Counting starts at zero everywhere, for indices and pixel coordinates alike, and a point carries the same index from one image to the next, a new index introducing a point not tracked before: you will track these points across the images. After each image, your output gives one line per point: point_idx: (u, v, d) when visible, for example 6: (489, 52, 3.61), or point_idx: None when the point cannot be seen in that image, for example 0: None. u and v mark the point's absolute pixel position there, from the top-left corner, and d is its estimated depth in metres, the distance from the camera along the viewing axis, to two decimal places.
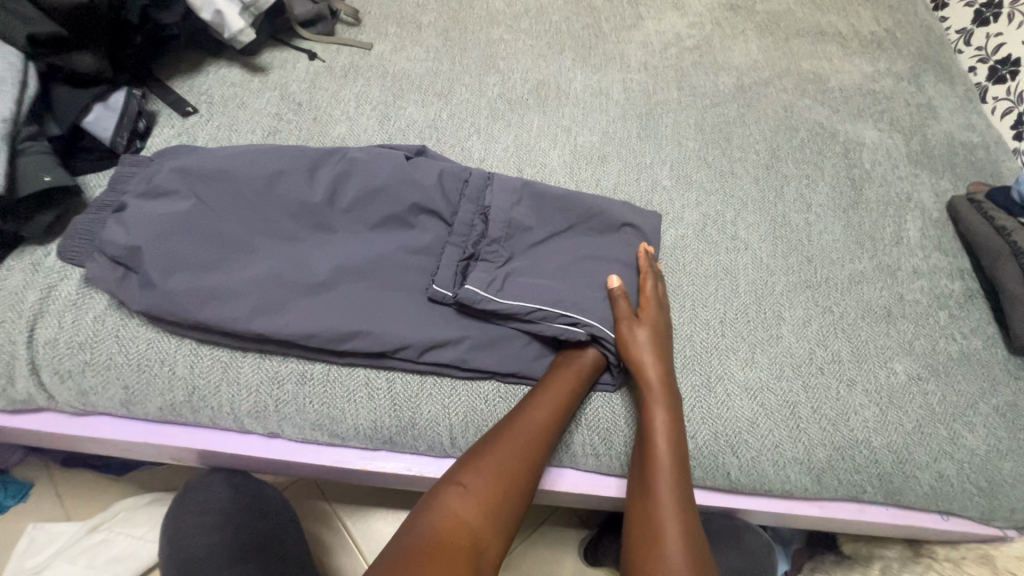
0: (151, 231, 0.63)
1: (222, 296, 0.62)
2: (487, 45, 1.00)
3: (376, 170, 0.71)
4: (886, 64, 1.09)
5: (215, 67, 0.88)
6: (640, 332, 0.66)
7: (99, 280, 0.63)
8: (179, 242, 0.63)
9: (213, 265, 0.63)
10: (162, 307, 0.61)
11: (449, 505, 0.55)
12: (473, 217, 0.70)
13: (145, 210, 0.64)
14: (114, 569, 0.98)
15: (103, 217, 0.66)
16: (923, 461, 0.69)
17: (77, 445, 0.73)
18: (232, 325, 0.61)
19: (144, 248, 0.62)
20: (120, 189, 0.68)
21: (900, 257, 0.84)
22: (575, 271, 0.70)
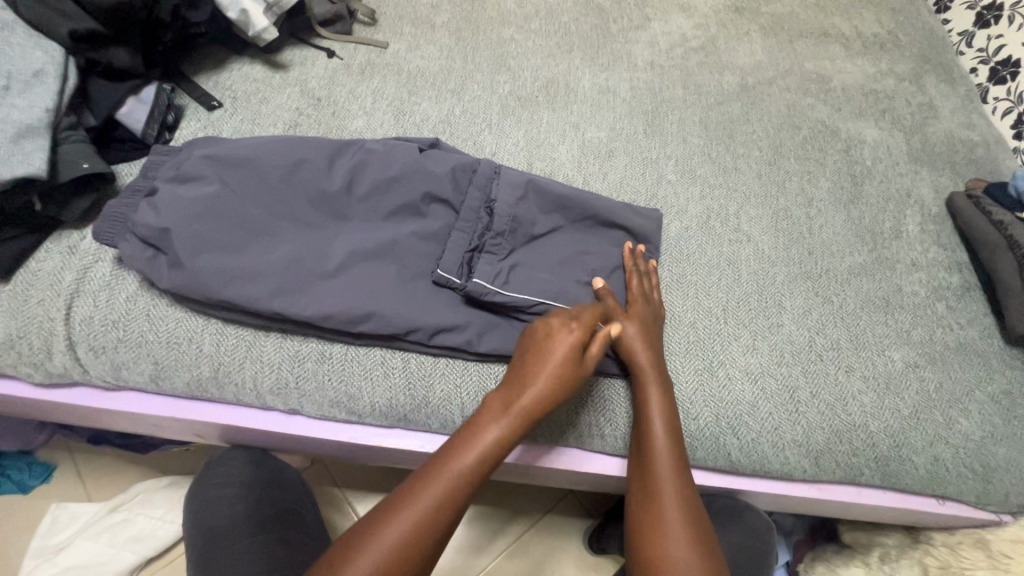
0: (179, 215, 0.66)
1: (244, 276, 0.65)
2: (498, 45, 1.03)
3: (390, 161, 0.74)
4: (887, 64, 1.12)
5: (239, 63, 0.92)
6: (630, 325, 0.68)
7: (132, 260, 0.66)
8: (206, 225, 0.67)
9: (237, 248, 0.67)
10: (189, 286, 0.65)
11: (376, 558, 0.49)
12: (479, 206, 0.73)
13: (174, 194, 0.68)
14: (133, 547, 1.02)
15: (134, 202, 0.70)
16: (919, 445, 0.71)
17: (106, 420, 0.77)
18: (255, 304, 0.64)
19: (174, 230, 0.65)
20: (152, 176, 0.72)
21: (899, 251, 0.87)
22: (575, 266, 0.73)
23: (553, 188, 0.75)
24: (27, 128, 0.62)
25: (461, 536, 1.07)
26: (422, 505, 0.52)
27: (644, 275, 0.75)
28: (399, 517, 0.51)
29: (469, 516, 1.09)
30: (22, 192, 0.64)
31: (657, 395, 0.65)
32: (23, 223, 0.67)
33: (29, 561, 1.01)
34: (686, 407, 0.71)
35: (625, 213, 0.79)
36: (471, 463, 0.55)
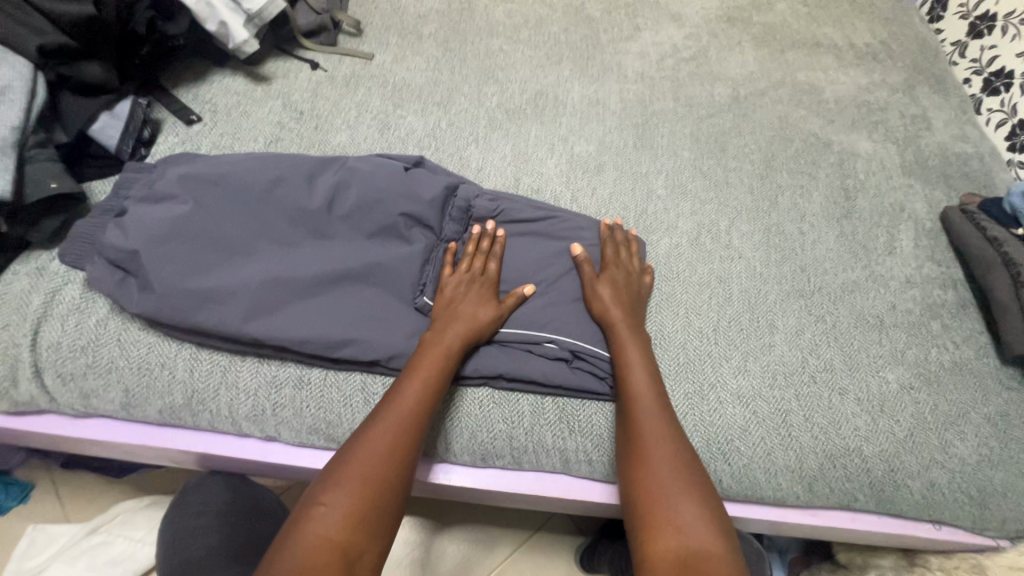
0: (149, 235, 0.64)
1: (217, 299, 0.63)
2: (486, 56, 1.02)
3: (374, 179, 0.72)
4: (880, 75, 1.11)
5: (220, 76, 0.90)
6: (603, 289, 0.70)
7: (100, 283, 0.64)
8: (178, 246, 0.65)
9: (209, 268, 0.65)
10: (159, 309, 0.62)
11: (337, 511, 0.50)
12: (460, 234, 0.73)
13: (146, 215, 0.66)
14: (112, 570, 0.99)
15: (105, 221, 0.68)
16: (914, 469, 0.70)
17: (78, 446, 0.74)
18: (228, 328, 0.62)
19: (144, 252, 0.63)
20: (124, 194, 0.70)
21: (894, 267, 0.85)
22: (560, 288, 0.72)
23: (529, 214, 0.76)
24: None
25: (449, 556, 1.05)
26: (370, 453, 0.54)
27: (623, 244, 0.76)
28: (349, 468, 0.53)
29: (457, 536, 1.07)
30: None
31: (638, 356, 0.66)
32: None
33: None
34: None
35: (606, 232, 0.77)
36: (407, 407, 0.58)
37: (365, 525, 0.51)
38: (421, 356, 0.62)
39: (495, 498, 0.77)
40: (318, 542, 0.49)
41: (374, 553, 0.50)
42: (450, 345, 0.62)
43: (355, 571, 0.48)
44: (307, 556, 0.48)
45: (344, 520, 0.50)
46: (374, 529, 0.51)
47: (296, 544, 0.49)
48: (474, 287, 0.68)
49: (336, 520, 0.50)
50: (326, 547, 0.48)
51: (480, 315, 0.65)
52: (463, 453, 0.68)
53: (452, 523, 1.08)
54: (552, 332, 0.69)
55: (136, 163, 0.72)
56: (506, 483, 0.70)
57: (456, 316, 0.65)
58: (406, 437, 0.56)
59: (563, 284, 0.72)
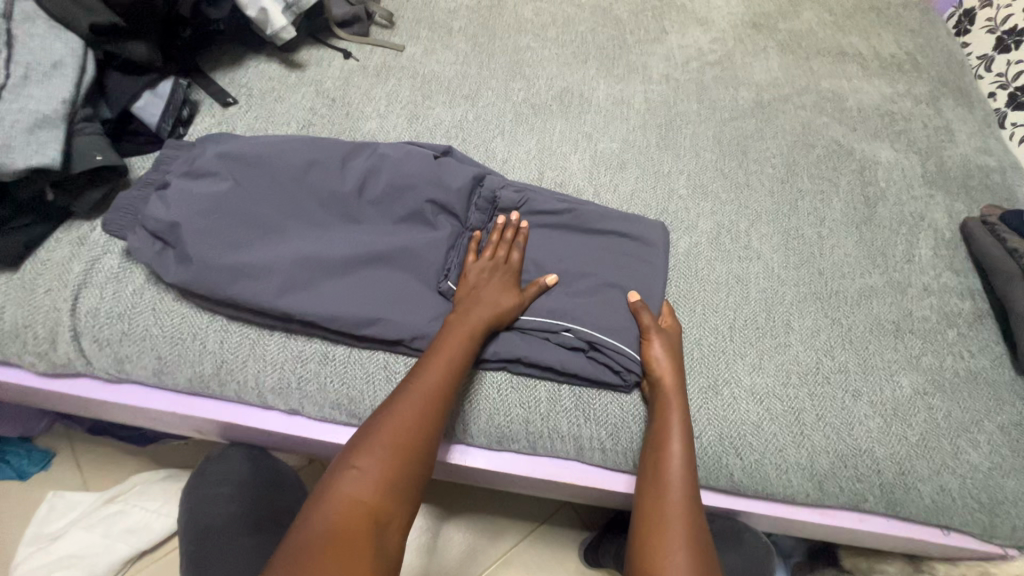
0: (189, 209, 0.67)
1: (251, 273, 0.65)
2: (514, 52, 1.03)
3: (406, 167, 0.74)
4: (905, 86, 1.11)
5: (256, 62, 0.93)
6: (663, 342, 0.69)
7: (139, 253, 0.66)
8: (216, 221, 0.67)
9: (246, 244, 0.67)
10: (196, 281, 0.64)
11: (370, 477, 0.53)
12: (485, 224, 0.75)
13: (188, 189, 0.68)
14: (128, 539, 1.01)
15: (146, 194, 0.70)
16: (925, 473, 0.70)
17: (107, 411, 0.77)
18: (261, 301, 0.64)
19: (185, 224, 0.66)
20: (164, 169, 0.72)
21: (912, 274, 0.86)
22: (578, 277, 0.74)
23: (552, 205, 0.78)
24: (42, 119, 0.62)
25: (455, 542, 1.06)
26: (402, 425, 0.56)
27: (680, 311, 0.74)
28: (382, 435, 0.55)
29: (464, 523, 1.08)
30: (35, 183, 0.63)
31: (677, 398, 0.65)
32: (35, 212, 0.67)
33: (24, 548, 1.01)
34: None
35: (622, 223, 0.79)
36: (437, 382, 0.60)
37: (394, 490, 0.53)
38: (448, 334, 0.63)
39: (509, 482, 0.78)
40: (350, 505, 0.51)
41: (402, 515, 0.53)
42: (474, 326, 0.64)
43: (383, 537, 0.51)
44: (341, 516, 0.50)
45: (376, 485, 0.52)
46: (402, 495, 0.54)
47: (329, 505, 0.51)
48: (499, 275, 0.69)
49: (370, 485, 0.52)
50: (359, 509, 0.51)
51: (504, 302, 0.67)
52: (479, 435, 0.70)
53: (460, 510, 1.09)
54: (570, 320, 0.70)
55: (173, 143, 0.75)
56: (523, 466, 0.72)
57: (480, 299, 0.66)
58: (432, 410, 0.58)
59: (584, 275, 0.74)
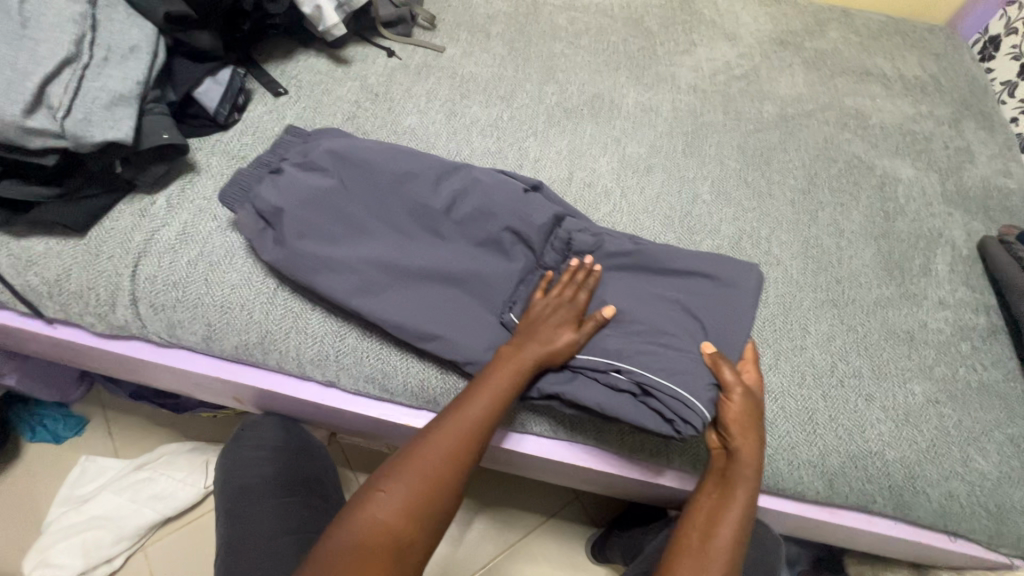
0: (293, 197, 0.71)
1: (336, 268, 0.69)
2: (548, 58, 1.08)
3: (494, 195, 0.75)
4: (928, 107, 1.14)
5: (305, 56, 0.98)
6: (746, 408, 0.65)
7: (244, 228, 0.71)
8: (314, 213, 0.71)
9: (334, 240, 0.71)
10: (284, 263, 0.69)
11: (395, 502, 0.56)
12: (558, 264, 0.75)
13: (297, 179, 0.72)
14: (154, 505, 1.05)
15: (259, 174, 0.76)
16: (934, 478, 0.72)
17: (152, 375, 0.82)
18: (335, 296, 0.68)
19: (286, 212, 0.70)
20: (281, 154, 0.79)
21: (927, 288, 0.88)
22: (649, 311, 0.70)
23: (634, 250, 0.75)
24: (118, 97, 0.67)
25: (467, 528, 1.09)
26: (434, 458, 0.59)
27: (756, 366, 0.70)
28: (417, 460, 0.59)
29: (476, 511, 1.11)
30: (107, 155, 0.69)
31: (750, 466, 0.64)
32: (103, 184, 0.72)
33: (57, 508, 1.06)
34: None
35: (705, 264, 0.74)
36: (478, 416, 0.62)
37: (417, 518, 0.57)
38: (494, 370, 0.64)
39: (531, 463, 0.83)
40: (374, 526, 0.55)
41: (427, 530, 0.57)
42: (523, 364, 0.64)
43: (402, 560, 0.55)
44: (368, 531, 0.55)
45: (400, 510, 0.56)
46: (425, 521, 0.57)
47: (355, 521, 0.56)
48: (560, 311, 0.68)
49: (397, 506, 0.56)
50: (380, 530, 0.55)
51: (560, 339, 0.66)
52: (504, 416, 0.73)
53: (473, 498, 1.12)
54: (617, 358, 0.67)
55: (298, 129, 0.83)
56: (549, 450, 0.76)
57: (536, 339, 0.65)
58: (463, 447, 0.60)
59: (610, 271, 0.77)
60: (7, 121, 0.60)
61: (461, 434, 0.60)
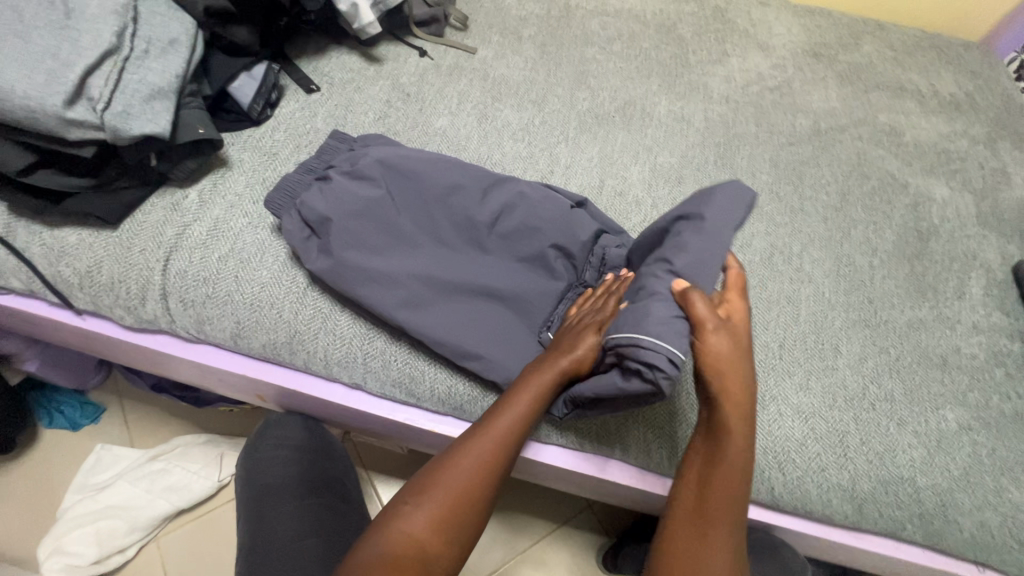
0: (340, 206, 0.70)
1: (381, 280, 0.68)
2: (580, 63, 1.07)
3: (541, 212, 0.75)
4: (963, 126, 1.12)
5: (338, 53, 0.97)
6: (726, 348, 0.57)
7: (289, 235, 0.71)
8: (362, 223, 0.71)
9: (381, 251, 0.70)
10: (331, 273, 0.69)
11: (419, 516, 0.57)
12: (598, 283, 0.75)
13: (346, 188, 0.72)
14: (168, 497, 1.04)
15: (306, 180, 0.75)
16: (966, 507, 0.71)
17: (176, 368, 0.81)
18: (380, 308, 0.68)
19: (335, 221, 0.70)
20: (327, 160, 0.78)
21: (961, 311, 0.86)
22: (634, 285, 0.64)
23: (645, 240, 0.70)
24: (157, 91, 0.67)
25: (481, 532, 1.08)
26: (459, 473, 0.59)
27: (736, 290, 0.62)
28: (444, 476, 0.59)
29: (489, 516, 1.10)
30: (143, 149, 0.68)
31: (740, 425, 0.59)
32: (137, 177, 0.72)
33: (71, 495, 1.05)
34: None
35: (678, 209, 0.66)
36: (505, 432, 0.61)
37: (443, 533, 0.57)
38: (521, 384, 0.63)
39: (547, 473, 0.82)
40: (399, 539, 0.56)
41: (457, 543, 0.57)
42: (548, 377, 0.62)
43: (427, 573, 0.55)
44: (397, 547, 0.55)
45: (424, 525, 0.56)
46: (452, 537, 0.57)
47: (381, 535, 0.57)
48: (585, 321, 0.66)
49: (425, 521, 0.57)
50: (405, 543, 0.56)
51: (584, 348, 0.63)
52: None
53: None
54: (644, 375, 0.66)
55: (343, 134, 0.81)
56: (554, 460, 0.75)
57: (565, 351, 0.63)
58: (491, 462, 0.60)
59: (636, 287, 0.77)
60: (49, 112, 0.60)
61: (489, 449, 0.60)
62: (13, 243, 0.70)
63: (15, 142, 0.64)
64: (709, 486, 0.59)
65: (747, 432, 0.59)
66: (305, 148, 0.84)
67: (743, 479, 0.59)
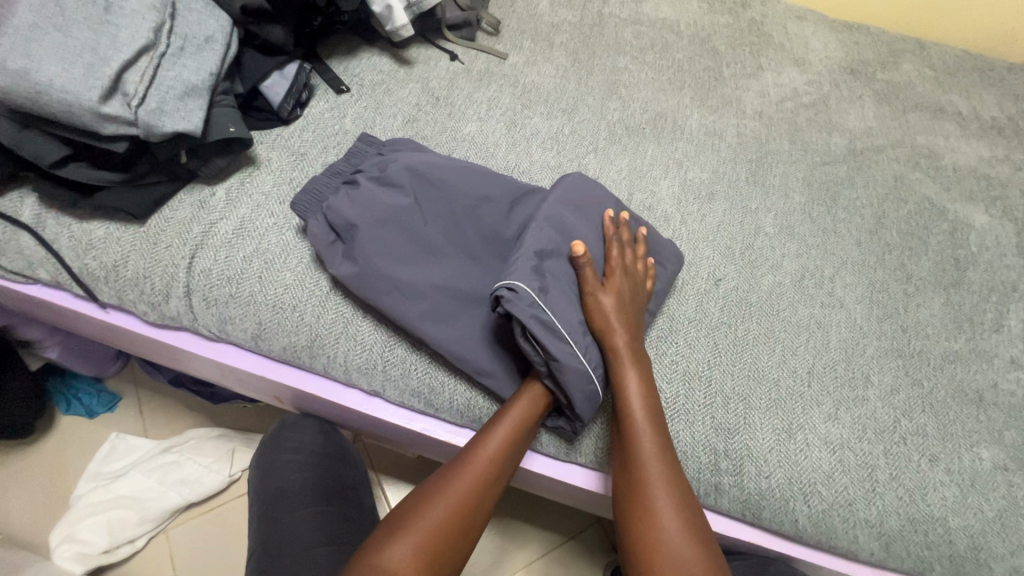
0: (367, 212, 0.70)
1: (405, 290, 0.67)
2: (612, 72, 1.05)
3: (573, 230, 0.72)
4: (1004, 151, 1.08)
5: (369, 54, 0.97)
6: (606, 297, 0.67)
7: (315, 238, 0.70)
8: (389, 230, 0.70)
9: (406, 259, 0.69)
10: (356, 280, 0.68)
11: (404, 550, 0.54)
12: None
13: (375, 193, 0.71)
14: (180, 490, 1.05)
15: (334, 183, 0.75)
16: (999, 552, 0.68)
17: (195, 365, 0.81)
18: (404, 318, 0.67)
19: (361, 227, 0.69)
20: (355, 163, 0.78)
21: (999, 345, 0.83)
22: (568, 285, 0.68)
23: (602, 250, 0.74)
24: (190, 88, 0.66)
25: (488, 544, 1.06)
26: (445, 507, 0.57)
27: (625, 246, 0.73)
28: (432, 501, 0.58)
29: (498, 526, 1.07)
30: (174, 145, 0.68)
31: (633, 366, 0.65)
32: (166, 172, 0.72)
33: (85, 483, 1.06)
34: (759, 464, 0.70)
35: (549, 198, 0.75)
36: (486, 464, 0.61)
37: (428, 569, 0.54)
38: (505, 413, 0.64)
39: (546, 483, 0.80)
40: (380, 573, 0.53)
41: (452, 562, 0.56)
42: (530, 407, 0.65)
43: None
44: None
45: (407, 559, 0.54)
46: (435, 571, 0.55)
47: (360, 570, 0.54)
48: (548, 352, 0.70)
49: (408, 554, 0.54)
50: None
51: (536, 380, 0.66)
52: (549, 444, 0.71)
53: (496, 513, 1.09)
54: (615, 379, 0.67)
55: (370, 137, 0.81)
56: (543, 467, 0.73)
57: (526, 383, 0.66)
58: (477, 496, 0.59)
59: (655, 306, 0.76)
60: (83, 106, 0.60)
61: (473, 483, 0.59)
62: (42, 234, 0.71)
63: (49, 134, 0.65)
64: (635, 455, 0.62)
65: (641, 374, 0.65)
66: (333, 149, 0.83)
67: (652, 418, 0.64)
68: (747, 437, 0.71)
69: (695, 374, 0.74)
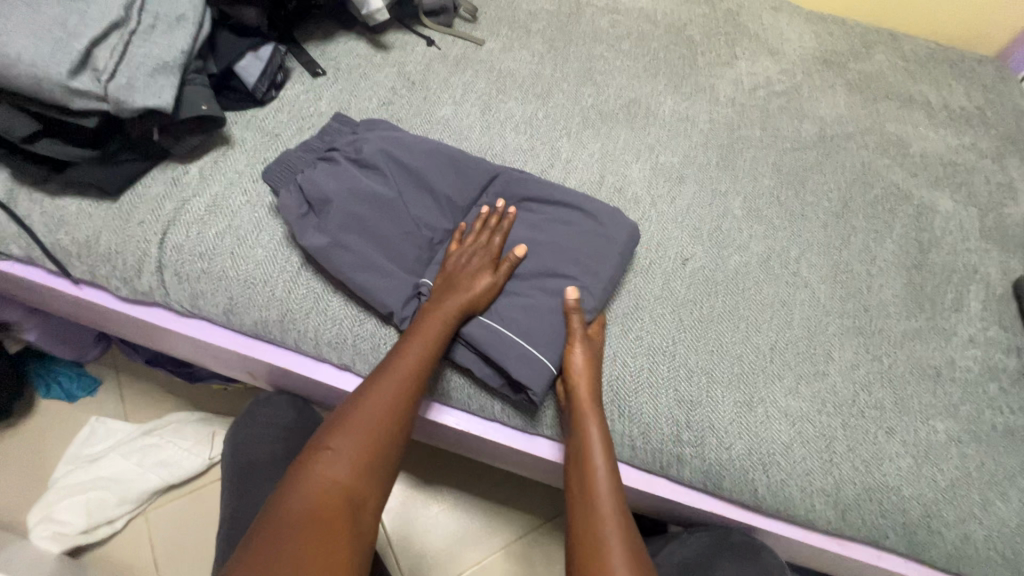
0: (340, 188, 0.71)
1: (371, 266, 0.69)
2: (587, 60, 1.07)
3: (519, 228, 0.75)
4: (971, 140, 1.11)
5: (346, 38, 0.98)
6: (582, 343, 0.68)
7: (286, 210, 0.71)
8: (359, 206, 0.71)
9: (374, 237, 0.71)
10: (324, 252, 0.69)
11: (345, 458, 0.56)
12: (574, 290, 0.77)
13: (349, 172, 0.73)
14: (159, 472, 1.05)
15: (309, 158, 0.77)
16: (950, 519, 0.70)
17: (168, 341, 0.82)
18: (369, 292, 0.68)
19: (334, 203, 0.70)
20: (329, 141, 0.79)
21: (958, 324, 0.85)
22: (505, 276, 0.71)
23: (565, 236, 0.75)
24: (162, 65, 0.67)
25: (464, 525, 1.07)
26: (376, 413, 0.59)
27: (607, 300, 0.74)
28: (348, 426, 0.58)
29: (474, 507, 1.09)
30: (147, 122, 0.69)
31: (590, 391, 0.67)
32: (139, 150, 0.73)
33: (63, 465, 1.07)
34: (720, 436, 0.72)
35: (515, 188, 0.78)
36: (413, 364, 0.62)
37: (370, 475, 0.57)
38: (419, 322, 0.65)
39: (514, 458, 0.81)
40: (325, 484, 0.54)
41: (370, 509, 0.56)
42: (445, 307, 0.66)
43: (359, 515, 0.54)
44: (321, 493, 0.54)
45: (349, 468, 0.56)
46: (374, 479, 0.57)
47: (304, 487, 0.54)
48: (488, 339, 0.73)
49: (348, 465, 0.56)
50: (335, 490, 0.54)
51: (477, 285, 0.68)
52: (514, 416, 0.72)
53: (473, 493, 1.10)
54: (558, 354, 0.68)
55: (345, 117, 0.82)
56: (504, 437, 0.74)
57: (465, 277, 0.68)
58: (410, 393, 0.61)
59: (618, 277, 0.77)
60: (54, 80, 0.61)
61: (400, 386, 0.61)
62: (15, 209, 0.71)
63: (21, 109, 0.66)
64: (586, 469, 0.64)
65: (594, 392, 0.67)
66: (307, 130, 0.84)
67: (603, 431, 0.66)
68: (708, 409, 0.73)
69: (660, 348, 0.76)
